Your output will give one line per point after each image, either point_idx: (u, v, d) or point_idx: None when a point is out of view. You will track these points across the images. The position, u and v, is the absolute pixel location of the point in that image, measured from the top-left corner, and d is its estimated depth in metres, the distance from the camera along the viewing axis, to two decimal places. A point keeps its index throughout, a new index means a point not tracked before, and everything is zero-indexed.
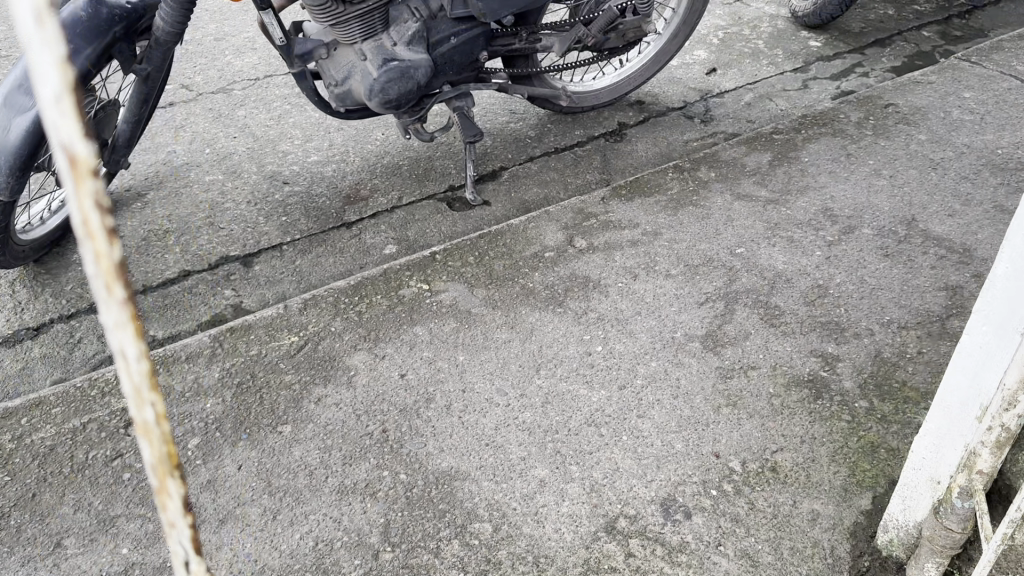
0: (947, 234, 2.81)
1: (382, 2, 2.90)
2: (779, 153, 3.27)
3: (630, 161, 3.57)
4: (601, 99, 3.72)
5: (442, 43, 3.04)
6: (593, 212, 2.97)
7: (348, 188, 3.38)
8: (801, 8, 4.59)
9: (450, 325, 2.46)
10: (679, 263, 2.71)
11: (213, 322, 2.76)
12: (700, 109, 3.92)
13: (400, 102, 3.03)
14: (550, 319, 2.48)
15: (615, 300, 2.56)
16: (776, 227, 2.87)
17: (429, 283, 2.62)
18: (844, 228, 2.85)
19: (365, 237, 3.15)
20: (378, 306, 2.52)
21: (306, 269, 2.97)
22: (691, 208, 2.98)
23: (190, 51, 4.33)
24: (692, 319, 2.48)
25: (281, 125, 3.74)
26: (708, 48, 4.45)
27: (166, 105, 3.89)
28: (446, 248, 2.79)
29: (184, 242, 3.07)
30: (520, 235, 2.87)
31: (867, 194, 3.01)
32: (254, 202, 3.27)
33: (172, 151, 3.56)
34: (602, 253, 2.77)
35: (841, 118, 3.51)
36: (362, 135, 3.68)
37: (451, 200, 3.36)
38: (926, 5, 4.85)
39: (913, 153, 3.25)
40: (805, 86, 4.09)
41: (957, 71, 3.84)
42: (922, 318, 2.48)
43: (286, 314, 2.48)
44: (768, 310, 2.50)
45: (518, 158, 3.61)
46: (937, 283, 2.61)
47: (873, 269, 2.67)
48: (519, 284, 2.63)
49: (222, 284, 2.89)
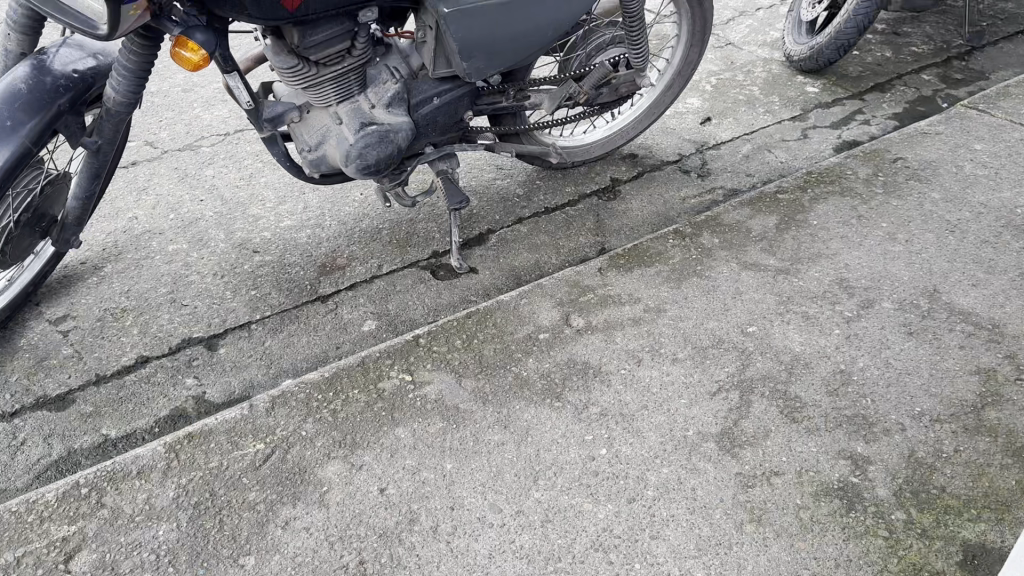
0: (972, 307, 2.60)
1: (359, 63, 2.66)
2: (786, 215, 3.05)
3: (625, 221, 3.34)
4: (592, 153, 3.49)
5: (422, 104, 2.82)
6: (590, 285, 2.74)
7: (323, 256, 3.12)
8: (796, 52, 4.34)
9: (437, 425, 2.18)
10: (687, 344, 2.47)
11: (174, 416, 2.50)
12: (696, 162, 3.70)
13: (379, 167, 2.81)
14: (548, 415, 2.22)
15: (619, 391, 2.31)
16: (789, 301, 2.64)
17: (410, 373, 2.34)
18: (862, 301, 2.63)
19: (342, 312, 2.88)
20: (355, 402, 2.24)
21: (277, 352, 2.70)
22: (696, 279, 2.75)
23: (157, 104, 4.09)
24: (705, 414, 2.23)
25: (251, 186, 3.49)
26: (701, 95, 4.22)
27: (128, 165, 3.64)
28: (430, 329, 2.53)
29: (143, 322, 2.81)
30: (511, 313, 2.62)
31: (883, 262, 2.80)
32: (221, 274, 3.01)
33: (134, 217, 3.31)
34: (601, 333, 2.53)
35: (848, 174, 3.30)
36: (338, 195, 3.43)
37: (435, 268, 3.10)
38: (923, 46, 4.66)
39: (928, 214, 3.05)
40: (805, 136, 3.88)
41: (965, 120, 3.65)
42: (956, 408, 2.27)
43: (252, 414, 2.21)
44: (788, 402, 2.27)
45: (505, 220, 3.37)
46: (968, 366, 2.39)
47: (898, 350, 2.45)
48: (512, 372, 2.37)
49: (184, 372, 2.63)
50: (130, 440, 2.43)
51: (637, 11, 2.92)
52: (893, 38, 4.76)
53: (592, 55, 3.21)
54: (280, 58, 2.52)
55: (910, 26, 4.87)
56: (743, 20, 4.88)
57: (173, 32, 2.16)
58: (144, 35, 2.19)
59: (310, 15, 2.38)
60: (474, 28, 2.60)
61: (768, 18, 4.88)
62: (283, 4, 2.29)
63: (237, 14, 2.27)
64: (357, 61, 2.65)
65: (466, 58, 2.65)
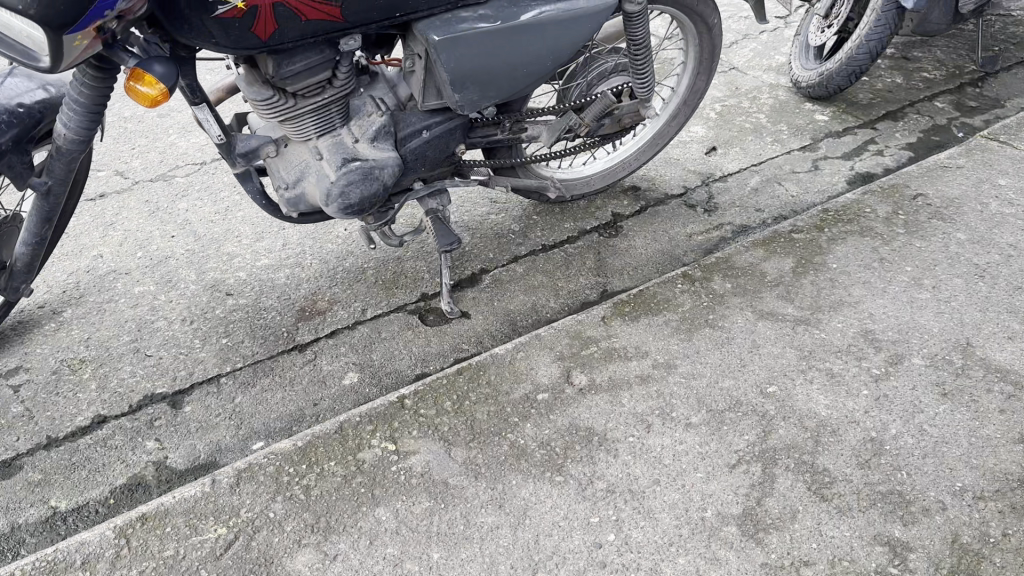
0: (1010, 363, 2.37)
1: (341, 94, 2.41)
2: (803, 257, 2.83)
3: (629, 260, 3.09)
4: (592, 186, 3.27)
5: (410, 138, 2.58)
6: (592, 336, 2.51)
7: (302, 298, 2.87)
8: (804, 77, 4.06)
9: (424, 505, 1.95)
10: (701, 408, 2.25)
11: (131, 485, 2.24)
12: (702, 195, 3.44)
13: (363, 206, 2.57)
14: (548, 494, 1.99)
15: (627, 463, 2.08)
16: (810, 356, 2.42)
17: (393, 442, 2.10)
18: (890, 357, 2.41)
19: (321, 363, 2.63)
20: (330, 476, 2.00)
21: (248, 411, 2.45)
22: (708, 330, 2.52)
23: (130, 131, 3.86)
24: (724, 491, 2.01)
25: (227, 220, 3.25)
26: (706, 123, 3.94)
27: (97, 197, 3.41)
28: (416, 388, 2.28)
29: (103, 376, 2.56)
30: (506, 369, 2.38)
31: (910, 312, 2.58)
32: (189, 321, 2.76)
33: (99, 255, 3.07)
34: (606, 393, 2.29)
35: (867, 210, 3.06)
36: (320, 231, 3.18)
37: (424, 312, 2.84)
38: (935, 71, 4.30)
39: (955, 256, 2.82)
40: (816, 167, 3.59)
41: (987, 152, 3.41)
42: (1000, 483, 2.03)
43: (213, 492, 1.96)
44: (816, 477, 2.05)
45: (500, 258, 3.12)
46: (1010, 433, 2.16)
47: (932, 414, 2.22)
48: (507, 440, 2.14)
49: (145, 434, 2.38)
50: (80, 513, 2.18)
51: (642, 38, 2.67)
52: (904, 63, 4.40)
53: (593, 83, 3.00)
54: (253, 90, 2.28)
55: (920, 51, 4.52)
56: (747, 43, 4.62)
57: (129, 65, 1.93)
58: (98, 66, 1.95)
59: (285, 43, 2.14)
60: (466, 58, 2.36)
61: (774, 41, 4.64)
62: (255, 30, 2.08)
63: (203, 40, 2.06)
64: (338, 92, 2.40)
65: (457, 89, 2.42)
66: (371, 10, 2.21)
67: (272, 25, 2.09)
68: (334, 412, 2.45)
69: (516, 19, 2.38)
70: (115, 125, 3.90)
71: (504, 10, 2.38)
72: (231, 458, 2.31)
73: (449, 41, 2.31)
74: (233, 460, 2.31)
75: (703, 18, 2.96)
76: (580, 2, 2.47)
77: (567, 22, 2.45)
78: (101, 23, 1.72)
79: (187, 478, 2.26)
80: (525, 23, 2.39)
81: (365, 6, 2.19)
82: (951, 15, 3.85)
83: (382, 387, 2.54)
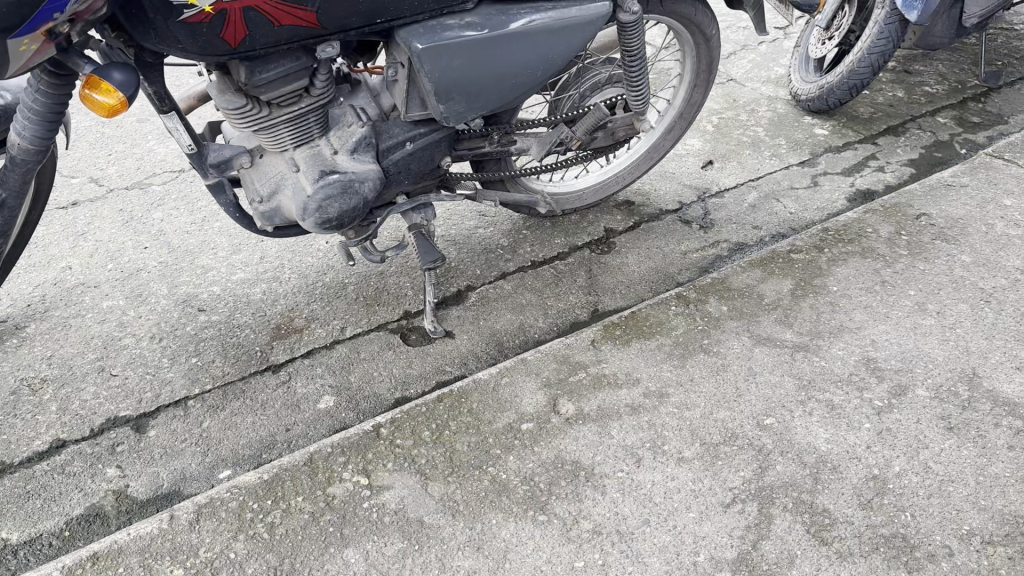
0: (1019, 396, 2.25)
1: (320, 103, 2.27)
2: (802, 279, 2.71)
3: (621, 278, 2.96)
4: (585, 200, 3.15)
5: (393, 150, 2.43)
6: (581, 361, 2.39)
7: (278, 316, 2.74)
8: (804, 90, 3.96)
9: (397, 546, 1.88)
10: (694, 441, 2.13)
11: (87, 516, 2.11)
12: (697, 211, 3.31)
13: (342, 221, 2.40)
14: (530, 534, 1.90)
15: (616, 501, 1.98)
16: (809, 386, 2.30)
17: (366, 476, 2.04)
18: (893, 387, 2.29)
19: (296, 385, 2.50)
20: (298, 513, 1.95)
21: (215, 436, 2.32)
22: (702, 355, 2.40)
23: (107, 136, 3.73)
24: (718, 533, 1.91)
25: (204, 232, 3.12)
26: (702, 136, 3.82)
27: (69, 205, 3.28)
28: (393, 416, 2.20)
29: (64, 397, 2.42)
30: (489, 396, 2.27)
31: (913, 339, 2.46)
32: (159, 338, 2.63)
33: (68, 267, 2.94)
34: (594, 423, 2.18)
35: (869, 230, 2.95)
36: (300, 245, 3.06)
37: (406, 331, 2.70)
38: (937, 85, 4.20)
39: (959, 280, 2.71)
40: (816, 183, 3.46)
41: (991, 171, 3.28)
42: (1010, 526, 1.91)
43: (172, 529, 1.90)
44: (815, 518, 1.94)
45: (487, 274, 2.99)
46: (1020, 472, 2.04)
47: (937, 450, 2.10)
48: (487, 474, 2.05)
49: (105, 460, 2.25)
50: (31, 546, 2.04)
51: (636, 48, 2.55)
52: (905, 77, 4.30)
53: (586, 94, 2.88)
54: (225, 98, 2.14)
55: (921, 64, 4.42)
56: (745, 54, 4.51)
57: (85, 71, 1.82)
58: (57, 72, 1.84)
59: (258, 49, 2.02)
60: (452, 67, 2.23)
61: (772, 52, 4.53)
62: (225, 36, 1.95)
63: (170, 46, 1.94)
64: (316, 101, 2.26)
65: (442, 100, 2.29)
66: (350, 15, 2.08)
67: (244, 31, 1.97)
68: (306, 439, 2.32)
69: (505, 28, 2.25)
70: (92, 130, 3.76)
71: (491, 17, 2.26)
72: (196, 487, 2.18)
73: (433, 49, 2.18)
74: (198, 490, 2.18)
75: (700, 29, 2.85)
76: (572, 11, 2.35)
77: (558, 31, 2.33)
78: (51, 26, 1.69)
79: (147, 509, 2.13)
80: (514, 32, 2.27)
81: (343, 11, 2.06)
82: (953, 30, 3.75)
83: (359, 411, 2.40)
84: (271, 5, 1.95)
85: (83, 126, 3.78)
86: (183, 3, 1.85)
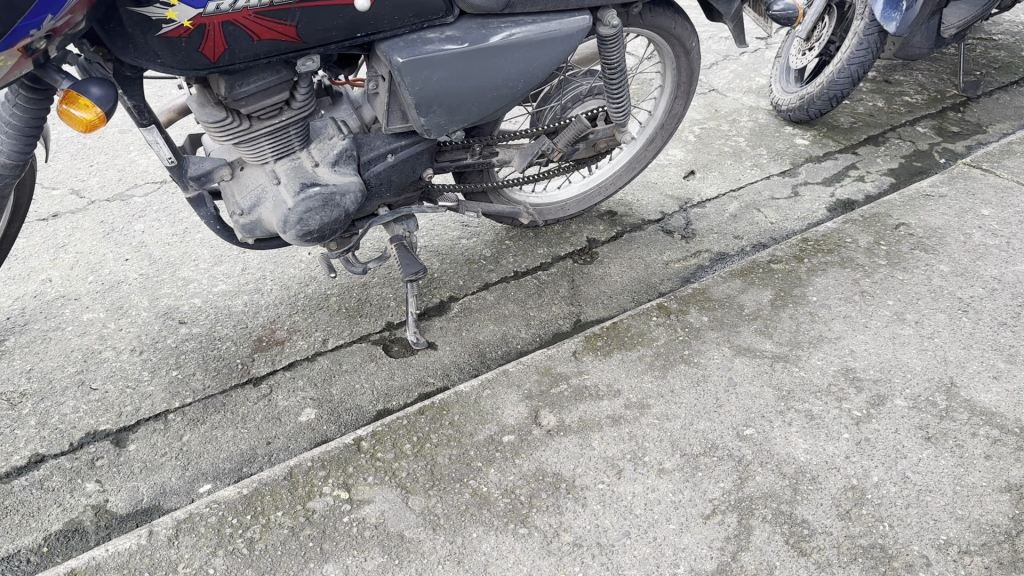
0: (996, 405, 2.27)
1: (300, 116, 2.27)
2: (781, 289, 2.73)
3: (603, 288, 2.97)
4: (567, 210, 3.16)
5: (374, 162, 2.43)
6: (563, 373, 2.39)
7: (259, 328, 2.73)
8: (785, 100, 3.99)
9: (377, 561, 1.88)
10: (674, 452, 2.15)
11: (66, 532, 2.09)
12: (679, 221, 3.33)
13: (323, 234, 2.38)
14: (511, 548, 1.91)
15: (596, 513, 1.99)
16: (789, 397, 2.31)
17: (348, 490, 2.04)
18: (872, 398, 2.31)
19: (277, 398, 2.49)
20: (278, 527, 1.94)
21: (195, 450, 2.31)
22: (683, 366, 2.41)
23: (88, 147, 3.71)
24: (697, 545, 1.92)
25: (185, 244, 3.11)
26: (683, 146, 3.84)
27: (49, 217, 3.26)
28: (375, 430, 2.20)
29: (43, 411, 2.40)
30: (471, 408, 2.27)
31: (892, 350, 2.48)
32: (139, 351, 2.62)
33: (48, 279, 2.93)
34: (576, 435, 2.19)
35: (848, 240, 2.97)
36: (282, 256, 3.05)
37: (388, 343, 2.70)
38: (917, 95, 4.24)
39: (938, 289, 2.73)
40: (796, 193, 3.48)
41: (969, 181, 3.31)
42: (986, 536, 1.93)
43: (150, 545, 1.89)
44: (794, 529, 1.95)
45: (470, 285, 2.99)
46: (996, 481, 2.06)
47: (915, 460, 2.12)
48: (468, 487, 2.05)
49: (85, 475, 2.23)
50: (9, 562, 2.02)
51: (617, 61, 2.56)
52: (885, 87, 4.34)
53: (568, 106, 2.90)
54: (205, 111, 2.13)
55: (901, 74, 4.46)
56: (727, 64, 4.54)
57: (62, 86, 1.82)
58: (33, 87, 1.85)
59: (238, 63, 2.02)
60: (432, 80, 2.24)
61: (753, 63, 4.57)
62: (204, 51, 1.95)
63: (149, 61, 1.94)
64: (297, 114, 2.26)
65: (423, 113, 2.29)
66: (331, 29, 2.08)
67: (223, 45, 1.97)
68: (288, 452, 2.31)
69: (486, 41, 2.26)
70: (72, 141, 3.74)
71: (472, 31, 2.27)
72: (176, 502, 2.17)
73: (413, 63, 2.19)
74: (178, 504, 2.16)
75: (680, 41, 2.87)
76: (553, 24, 2.36)
77: (539, 45, 2.34)
78: (28, 42, 1.69)
79: (126, 524, 2.11)
80: (495, 45, 2.28)
81: (323, 26, 2.06)
82: (933, 40, 3.78)
83: (341, 424, 2.39)
84: (249, 19, 1.96)
85: (65, 138, 3.76)
86: (161, 17, 1.86)
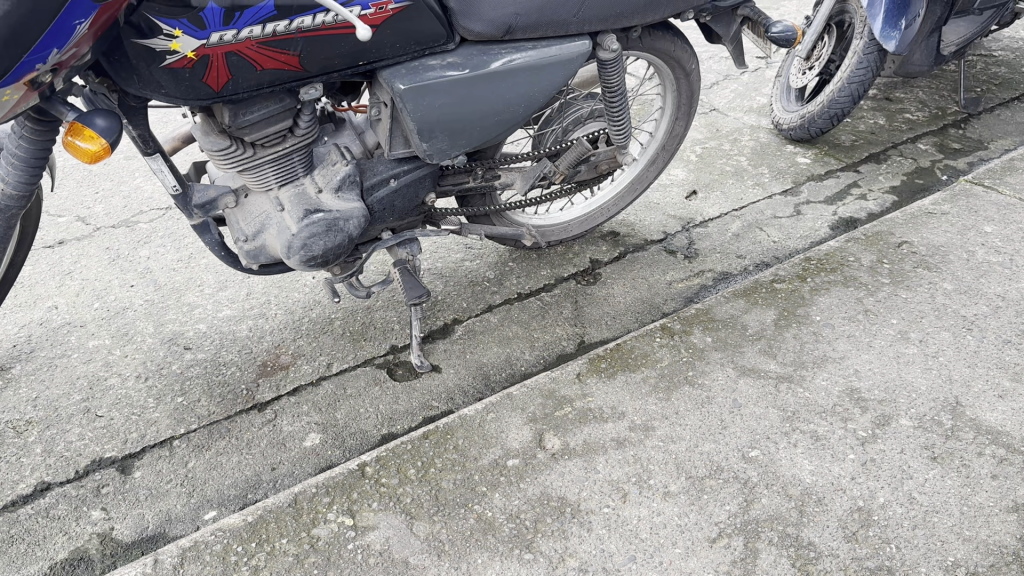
0: (1002, 424, 2.26)
1: (304, 143, 2.30)
2: (784, 308, 2.72)
3: (607, 309, 2.98)
4: (570, 232, 3.16)
5: (377, 188, 2.44)
6: (567, 396, 2.39)
7: (264, 353, 2.74)
8: (786, 119, 4.00)
9: None
10: (680, 475, 2.14)
11: (72, 560, 2.09)
12: (682, 241, 3.33)
13: (327, 259, 2.38)
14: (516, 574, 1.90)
15: (601, 537, 1.98)
16: (793, 418, 2.31)
17: (353, 516, 2.04)
18: (877, 418, 2.30)
19: (281, 423, 2.49)
20: (283, 555, 1.94)
21: (200, 477, 2.31)
22: (687, 388, 2.41)
23: (93, 175, 3.74)
24: (703, 569, 1.91)
25: (190, 269, 3.13)
26: (685, 166, 3.85)
27: (54, 244, 3.28)
28: (378, 455, 2.20)
29: (49, 439, 2.41)
30: (476, 432, 2.27)
31: (897, 369, 2.48)
32: (144, 377, 2.63)
33: (53, 306, 2.94)
34: (580, 459, 2.19)
35: (851, 259, 2.97)
36: (286, 281, 3.07)
37: (392, 366, 2.71)
38: (918, 112, 4.25)
39: (941, 308, 2.73)
40: (799, 212, 3.49)
41: (971, 198, 3.31)
42: (994, 557, 1.91)
43: (156, 573, 1.89)
44: (800, 552, 1.94)
45: (474, 307, 2.99)
46: (1002, 501, 2.05)
47: (921, 480, 2.11)
48: (473, 512, 2.05)
49: (91, 502, 2.24)
50: None
51: (618, 85, 2.58)
52: (886, 105, 4.35)
53: (569, 129, 2.94)
54: (208, 139, 2.16)
55: (902, 92, 4.47)
56: (728, 84, 4.57)
57: (67, 118, 1.83)
58: (38, 118, 1.88)
59: (242, 93, 2.04)
60: (434, 106, 2.25)
61: (754, 82, 4.60)
62: (208, 81, 1.98)
63: (153, 91, 1.96)
64: (300, 141, 2.28)
65: (425, 138, 2.31)
66: (333, 58, 2.10)
67: (227, 75, 1.99)
68: (292, 478, 2.31)
69: (486, 67, 2.28)
70: (79, 168, 3.78)
71: (472, 57, 2.29)
72: (181, 529, 2.17)
73: (415, 89, 2.21)
74: (183, 532, 2.16)
75: (681, 64, 2.89)
76: (553, 49, 2.38)
77: (540, 69, 2.36)
78: (34, 76, 1.71)
79: (131, 552, 2.11)
80: (495, 71, 2.30)
81: (326, 54, 2.09)
82: (934, 58, 3.79)
83: (345, 449, 2.40)
84: (252, 49, 1.98)
85: (70, 165, 3.80)
86: (166, 48, 1.89)
